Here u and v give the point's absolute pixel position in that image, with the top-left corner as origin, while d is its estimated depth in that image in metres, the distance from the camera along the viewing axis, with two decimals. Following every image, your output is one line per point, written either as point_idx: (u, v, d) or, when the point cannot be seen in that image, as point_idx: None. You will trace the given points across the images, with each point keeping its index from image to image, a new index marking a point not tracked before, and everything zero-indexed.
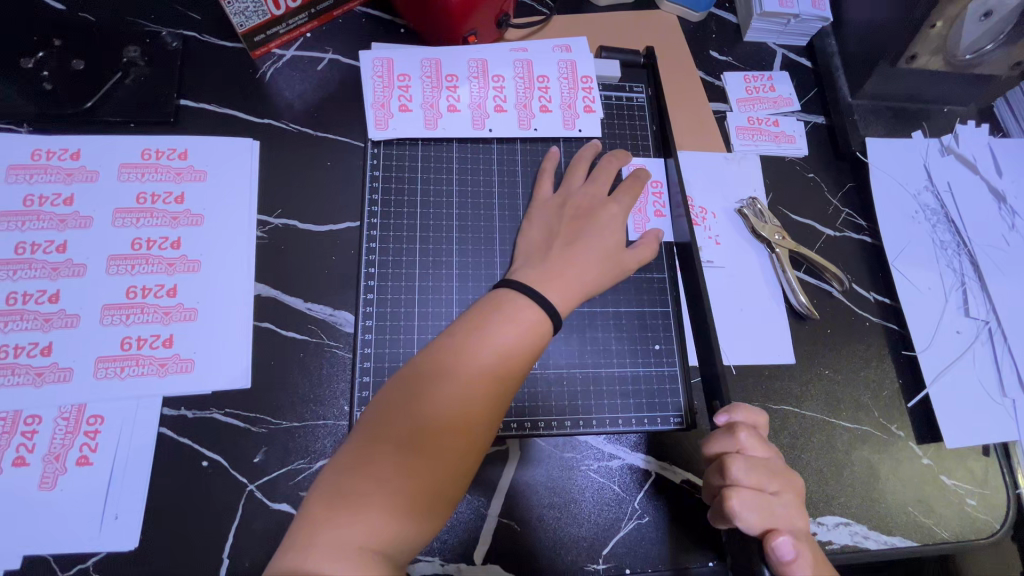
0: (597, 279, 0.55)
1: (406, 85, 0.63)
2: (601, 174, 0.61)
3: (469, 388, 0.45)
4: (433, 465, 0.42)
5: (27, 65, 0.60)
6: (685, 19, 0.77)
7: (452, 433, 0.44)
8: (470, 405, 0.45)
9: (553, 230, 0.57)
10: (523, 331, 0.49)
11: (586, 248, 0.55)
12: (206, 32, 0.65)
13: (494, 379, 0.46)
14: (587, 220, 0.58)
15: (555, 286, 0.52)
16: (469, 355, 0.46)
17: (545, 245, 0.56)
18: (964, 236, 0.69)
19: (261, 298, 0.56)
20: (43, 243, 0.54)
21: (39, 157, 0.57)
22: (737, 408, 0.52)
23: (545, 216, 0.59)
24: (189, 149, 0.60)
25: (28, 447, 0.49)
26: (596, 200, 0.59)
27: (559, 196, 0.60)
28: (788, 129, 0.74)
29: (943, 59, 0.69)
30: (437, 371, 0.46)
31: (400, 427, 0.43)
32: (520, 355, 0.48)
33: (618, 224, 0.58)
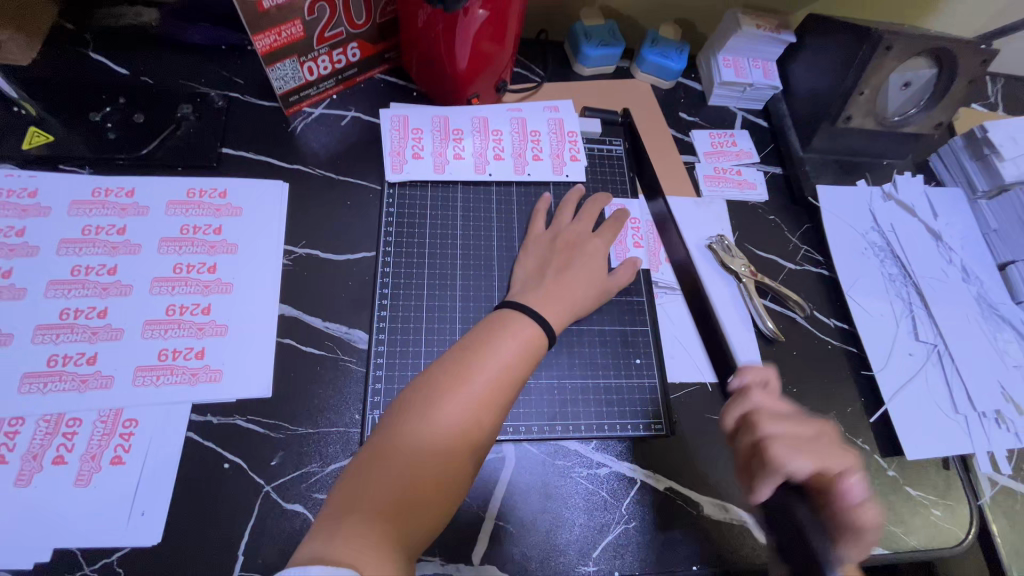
0: (584, 299, 0.63)
1: (419, 137, 0.74)
2: (585, 212, 0.71)
3: (476, 399, 0.51)
4: (442, 468, 0.48)
5: (95, 118, 0.70)
6: (657, 87, 0.90)
7: (461, 439, 0.49)
8: (476, 414, 0.50)
9: (546, 259, 0.66)
10: (523, 351, 0.55)
11: (576, 274, 0.64)
12: (248, 94, 0.76)
13: (498, 394, 0.52)
14: (575, 251, 0.66)
15: (550, 307, 0.60)
16: (478, 368, 0.53)
17: (539, 272, 0.65)
18: (909, 269, 0.78)
19: (285, 317, 0.63)
20: (97, 266, 0.61)
21: (99, 195, 0.65)
22: (745, 369, 0.61)
23: (538, 248, 0.68)
24: (228, 188, 0.69)
25: (67, 447, 0.53)
26: (580, 235, 0.68)
27: (549, 230, 0.69)
28: (750, 178, 0.84)
29: (874, 120, 0.81)
30: (448, 382, 0.52)
31: (414, 428, 0.49)
32: (520, 371, 0.55)
33: (602, 255, 0.67)
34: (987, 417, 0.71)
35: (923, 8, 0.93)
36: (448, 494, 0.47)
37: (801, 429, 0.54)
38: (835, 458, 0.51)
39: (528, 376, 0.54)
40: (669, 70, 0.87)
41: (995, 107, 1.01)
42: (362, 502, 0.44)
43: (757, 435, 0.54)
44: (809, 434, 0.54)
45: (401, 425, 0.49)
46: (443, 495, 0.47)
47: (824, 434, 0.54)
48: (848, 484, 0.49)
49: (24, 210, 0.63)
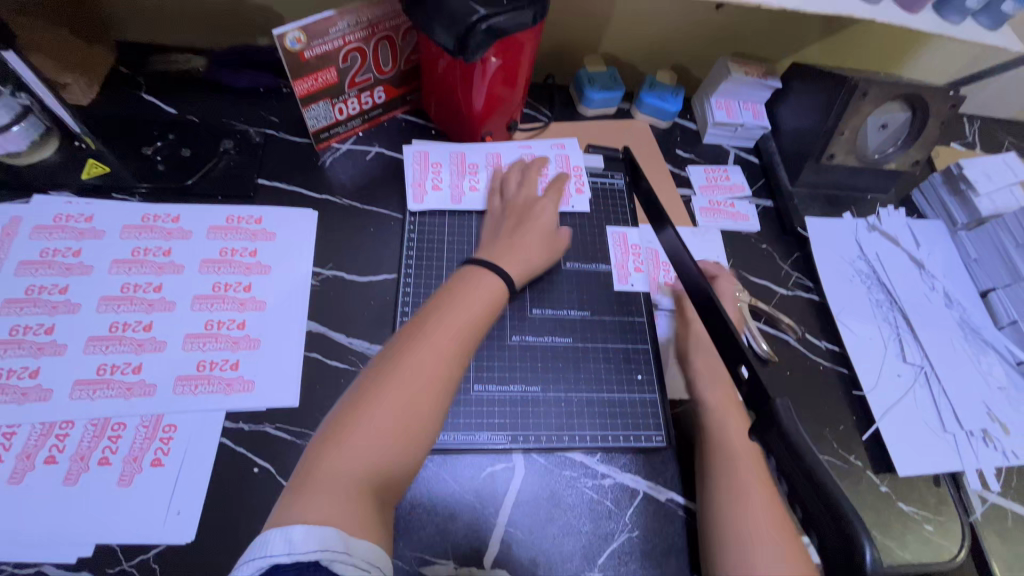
0: (536, 255, 0.71)
1: (438, 170, 0.81)
2: (528, 178, 0.79)
3: (441, 353, 0.55)
4: (412, 420, 0.51)
5: (146, 152, 0.77)
6: (655, 126, 0.98)
7: (428, 391, 0.53)
8: (441, 367, 0.55)
9: (499, 223, 0.74)
10: (484, 308, 0.61)
11: (524, 231, 0.72)
12: (283, 131, 0.84)
13: (461, 347, 0.57)
14: (520, 213, 0.74)
15: (506, 259, 0.68)
16: (441, 326, 0.57)
17: (493, 234, 0.72)
18: (895, 294, 0.83)
19: (312, 332, 0.69)
20: (144, 284, 0.67)
21: (148, 220, 0.72)
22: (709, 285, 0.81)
23: (493, 217, 0.76)
24: (263, 215, 0.75)
25: (112, 449, 0.58)
26: (528, 200, 0.76)
27: (502, 202, 0.77)
28: (743, 210, 0.91)
29: (856, 157, 0.88)
30: (412, 339, 0.56)
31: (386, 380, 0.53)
32: (481, 327, 0.60)
33: (548, 214, 0.75)
34: (974, 436, 0.74)
35: (898, 58, 1.02)
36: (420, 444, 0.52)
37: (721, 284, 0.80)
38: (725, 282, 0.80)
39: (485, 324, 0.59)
40: (665, 111, 0.95)
41: (972, 147, 1.08)
42: (340, 442, 0.48)
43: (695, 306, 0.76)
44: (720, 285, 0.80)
45: (373, 380, 0.53)
46: (416, 446, 0.51)
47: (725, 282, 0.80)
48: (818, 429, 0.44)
49: (81, 233, 0.69)
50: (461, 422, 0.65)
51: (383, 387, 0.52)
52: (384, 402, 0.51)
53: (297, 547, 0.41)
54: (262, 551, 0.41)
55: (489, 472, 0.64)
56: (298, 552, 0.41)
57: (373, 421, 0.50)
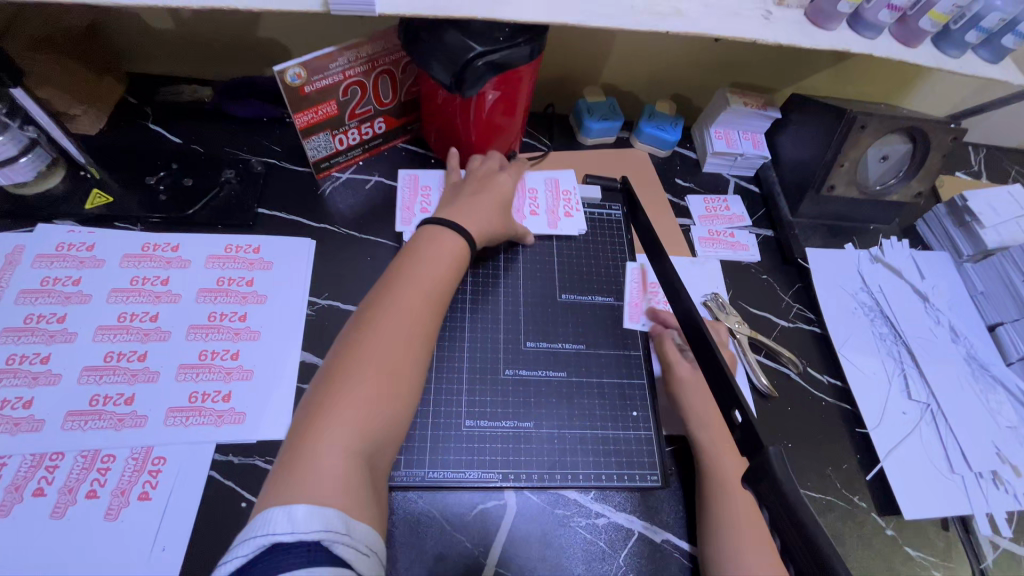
0: (490, 219, 0.73)
1: (427, 193, 0.83)
2: (493, 155, 0.82)
3: (410, 309, 0.60)
4: (393, 373, 0.55)
5: (149, 181, 0.79)
6: (655, 155, 0.98)
7: (403, 343, 0.57)
8: (412, 320, 0.59)
9: (461, 187, 0.77)
10: (449, 264, 0.65)
11: (483, 198, 0.74)
12: (285, 160, 0.85)
13: (431, 301, 0.62)
14: (482, 181, 0.77)
15: (464, 217, 0.71)
16: (410, 286, 0.61)
17: (452, 196, 0.75)
18: (898, 328, 0.82)
19: (305, 363, 0.69)
20: (140, 313, 0.68)
21: (148, 249, 0.73)
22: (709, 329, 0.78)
23: (453, 187, 0.78)
24: (261, 245, 0.76)
25: (100, 482, 0.57)
26: (490, 171, 0.79)
27: (463, 175, 0.80)
28: (742, 240, 0.90)
29: (857, 188, 0.88)
30: (383, 303, 0.60)
31: (360, 343, 0.56)
32: (448, 282, 0.65)
33: (507, 188, 0.77)
34: (984, 477, 0.72)
35: (900, 89, 1.02)
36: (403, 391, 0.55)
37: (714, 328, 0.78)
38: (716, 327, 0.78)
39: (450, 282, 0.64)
40: (665, 140, 0.95)
41: (978, 176, 1.07)
42: (329, 407, 0.51)
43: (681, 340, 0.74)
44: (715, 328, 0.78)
45: (348, 346, 0.56)
46: (401, 395, 0.55)
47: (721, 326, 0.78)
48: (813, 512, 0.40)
49: (82, 262, 0.70)
50: (452, 459, 0.64)
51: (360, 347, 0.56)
52: (363, 360, 0.54)
53: (299, 526, 0.43)
54: (265, 529, 0.43)
55: (480, 510, 0.63)
56: (300, 531, 0.43)
57: (357, 377, 0.53)
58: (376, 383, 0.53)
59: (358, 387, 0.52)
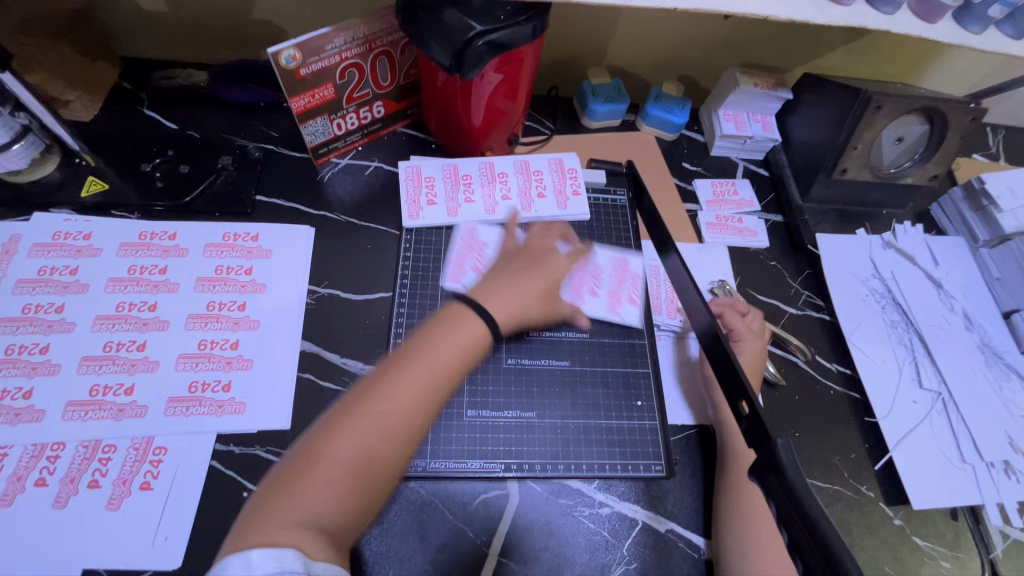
0: (537, 301, 0.64)
1: (482, 251, 0.75)
2: (550, 231, 0.74)
3: (407, 397, 0.52)
4: (370, 463, 0.50)
5: (145, 168, 0.77)
6: (661, 138, 0.96)
7: (390, 433, 0.51)
8: (405, 409, 0.52)
9: (506, 262, 0.67)
10: (463, 352, 0.56)
11: (530, 277, 0.65)
12: (282, 146, 0.84)
13: (442, 382, 0.54)
14: (538, 257, 0.69)
15: (495, 303, 0.60)
16: (410, 368, 0.54)
17: (496, 271, 0.66)
18: (911, 316, 0.80)
19: (306, 352, 0.68)
20: (139, 302, 0.67)
21: (145, 237, 0.72)
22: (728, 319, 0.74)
23: (504, 257, 0.69)
24: (260, 233, 0.75)
25: (102, 472, 0.57)
26: (545, 248, 0.71)
27: (518, 245, 0.72)
28: (751, 225, 0.88)
29: (870, 172, 0.85)
30: (392, 373, 0.53)
31: (356, 418, 0.50)
32: (460, 373, 0.56)
33: (561, 269, 0.69)
34: (996, 467, 0.70)
35: (916, 67, 0.98)
36: (375, 482, 0.50)
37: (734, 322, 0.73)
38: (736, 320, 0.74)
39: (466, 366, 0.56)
40: (672, 123, 0.92)
41: (995, 158, 1.04)
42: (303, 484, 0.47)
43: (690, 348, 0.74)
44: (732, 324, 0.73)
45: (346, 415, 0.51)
46: (373, 486, 0.50)
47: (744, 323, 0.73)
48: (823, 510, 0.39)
49: (79, 251, 0.69)
50: (453, 449, 0.63)
51: (346, 427, 0.50)
52: (342, 441, 0.49)
53: (255, 569, 0.41)
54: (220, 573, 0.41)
55: (483, 499, 0.62)
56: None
57: (329, 460, 0.48)
58: (347, 469, 0.49)
59: (326, 468, 0.48)
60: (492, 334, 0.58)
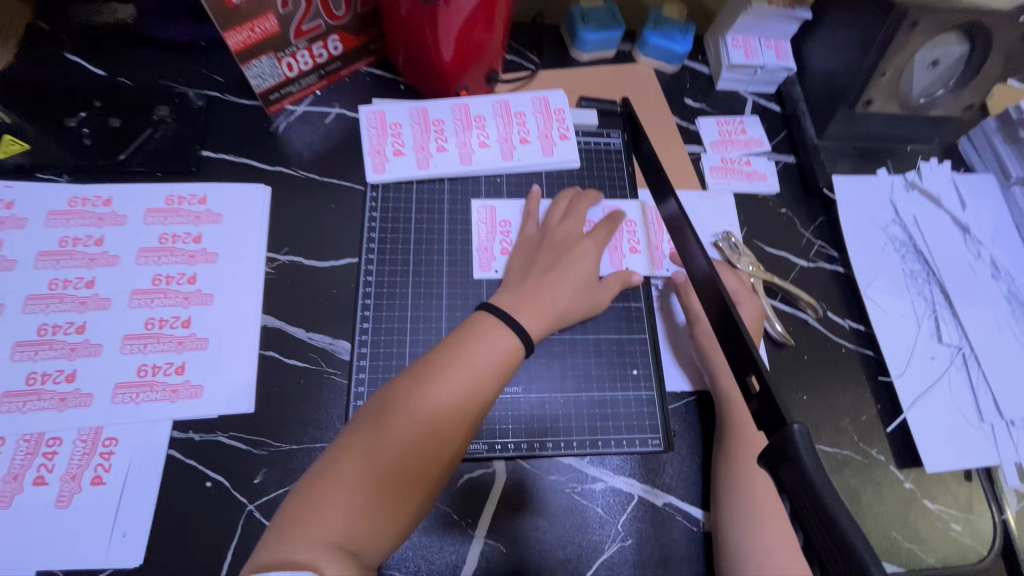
0: (569, 303, 0.60)
1: (507, 230, 0.68)
2: (575, 212, 0.66)
3: (443, 412, 0.50)
4: (408, 475, 0.48)
5: (70, 124, 0.68)
6: (661, 71, 0.85)
7: (426, 449, 0.49)
8: (440, 424, 0.50)
9: (532, 259, 0.62)
10: (500, 364, 0.53)
11: (559, 278, 0.60)
12: (228, 92, 0.73)
13: (473, 392, 0.51)
14: (563, 250, 0.63)
15: (527, 314, 0.57)
16: (443, 380, 0.51)
17: (524, 272, 0.61)
18: (933, 265, 0.73)
19: (267, 328, 0.61)
20: (74, 279, 0.60)
21: (76, 204, 0.64)
22: (727, 276, 0.69)
23: (527, 246, 0.64)
24: (207, 194, 0.66)
25: (48, 467, 0.53)
26: (571, 236, 0.64)
27: (540, 229, 0.66)
28: (760, 168, 0.79)
29: (897, 103, 0.75)
30: (419, 385, 0.51)
31: (384, 432, 0.48)
32: (494, 383, 0.53)
33: (590, 260, 0.63)
34: (1015, 425, 0.66)
35: None
36: (409, 500, 0.48)
37: (730, 280, 0.68)
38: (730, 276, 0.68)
39: (500, 375, 0.52)
40: (674, 53, 0.81)
41: None
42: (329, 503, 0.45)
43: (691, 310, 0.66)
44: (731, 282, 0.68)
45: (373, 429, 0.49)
46: (405, 503, 0.47)
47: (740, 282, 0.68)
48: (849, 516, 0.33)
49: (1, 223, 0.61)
50: None
51: (380, 440, 0.48)
52: (376, 456, 0.47)
53: None
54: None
55: (468, 479, 0.58)
56: None
57: (363, 474, 0.47)
58: (382, 485, 0.47)
59: (359, 483, 0.46)
60: (528, 344, 0.55)
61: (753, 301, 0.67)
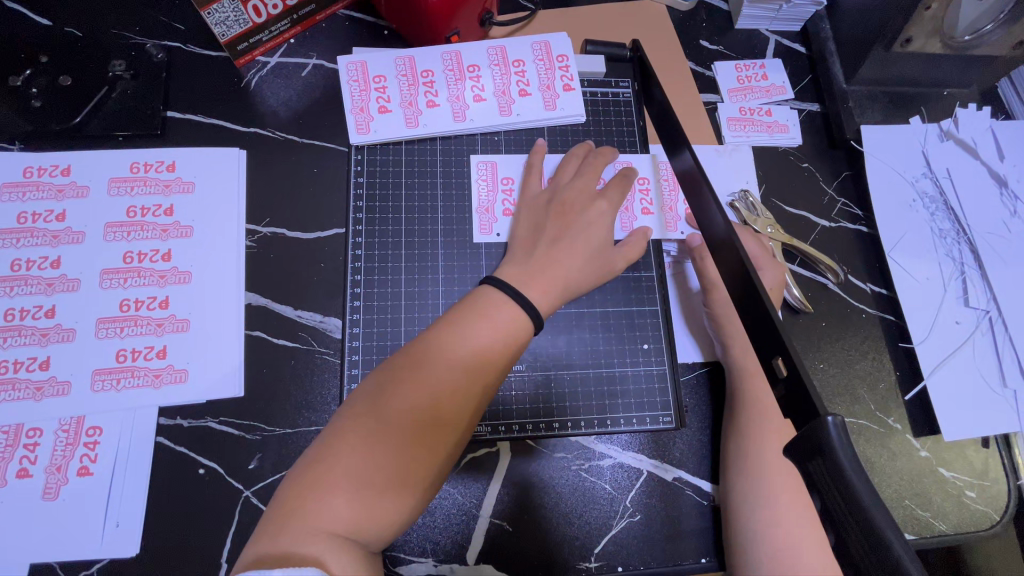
0: (579, 275, 0.55)
1: (510, 188, 0.62)
2: (588, 168, 0.60)
3: (444, 395, 0.45)
4: (406, 456, 0.42)
5: (16, 83, 0.61)
6: (675, 9, 0.76)
7: (427, 436, 0.44)
8: (441, 408, 0.44)
9: (540, 223, 0.57)
10: (505, 342, 0.48)
11: (572, 245, 0.55)
12: (190, 42, 0.65)
13: (476, 368, 0.46)
14: (573, 214, 0.57)
15: (534, 285, 0.52)
16: (441, 360, 0.46)
17: (531, 242, 0.55)
18: (964, 224, 0.68)
19: (252, 307, 0.57)
20: (38, 259, 0.55)
21: (31, 174, 0.58)
22: (749, 241, 0.63)
23: (531, 208, 0.58)
24: (176, 160, 0.60)
25: (31, 459, 0.51)
26: (583, 196, 0.58)
27: (546, 187, 0.60)
28: (781, 118, 0.72)
29: (941, 41, 0.66)
30: (417, 359, 0.46)
31: (378, 407, 0.43)
32: (499, 359, 0.47)
33: (602, 223, 0.57)
34: None
35: None
36: (407, 493, 0.42)
37: (751, 245, 0.63)
38: (751, 242, 0.63)
39: (507, 352, 0.48)
40: None
41: None
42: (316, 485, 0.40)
43: (706, 277, 0.61)
44: (753, 248, 0.63)
45: (367, 408, 0.43)
46: (404, 486, 0.42)
47: (761, 247, 0.63)
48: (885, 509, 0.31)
49: None
50: None
51: (374, 422, 0.43)
52: (372, 444, 0.42)
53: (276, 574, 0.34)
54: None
55: (471, 459, 0.56)
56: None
57: (356, 455, 0.41)
58: (377, 472, 0.41)
59: (350, 470, 0.41)
60: (534, 321, 0.50)
61: (775, 267, 0.62)
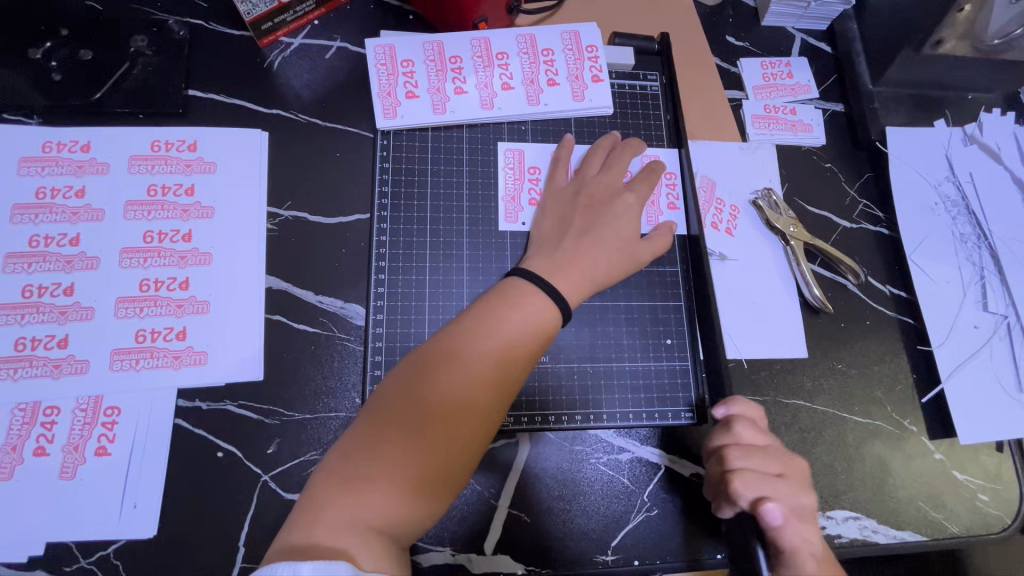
0: (606, 268, 0.54)
1: (536, 177, 0.62)
2: (615, 161, 0.60)
3: (472, 391, 0.44)
4: (432, 455, 0.42)
5: (35, 56, 0.59)
6: (701, 3, 0.75)
7: (454, 433, 0.43)
8: (469, 405, 0.44)
9: (568, 216, 0.56)
10: (532, 333, 0.47)
11: (599, 238, 0.54)
12: (213, 21, 0.64)
13: (501, 365, 0.46)
14: (602, 208, 0.56)
15: (565, 277, 0.51)
16: (467, 356, 0.45)
17: (558, 234, 0.55)
18: (986, 228, 0.68)
19: (273, 290, 0.56)
20: (57, 236, 0.55)
21: (50, 150, 0.57)
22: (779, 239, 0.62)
23: (558, 199, 0.58)
24: (198, 140, 0.59)
25: (48, 438, 0.50)
26: (610, 189, 0.58)
27: (573, 179, 0.59)
28: (806, 117, 0.72)
29: (970, 44, 0.67)
30: (442, 357, 0.45)
31: (404, 404, 0.43)
32: (524, 358, 0.47)
33: (629, 217, 0.57)
34: None
35: None
36: (434, 492, 0.41)
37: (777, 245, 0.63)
38: None
39: (532, 349, 0.47)
40: None
41: None
42: (343, 482, 0.40)
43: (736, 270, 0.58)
44: None
45: (393, 405, 0.43)
46: (429, 486, 0.41)
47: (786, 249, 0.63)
48: (764, 508, 0.44)
49: None
50: None
51: (399, 420, 0.42)
52: (401, 439, 0.42)
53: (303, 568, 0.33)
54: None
55: (491, 450, 0.56)
56: None
57: (382, 452, 0.41)
58: (403, 470, 0.41)
59: (377, 468, 0.40)
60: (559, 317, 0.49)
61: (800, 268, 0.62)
